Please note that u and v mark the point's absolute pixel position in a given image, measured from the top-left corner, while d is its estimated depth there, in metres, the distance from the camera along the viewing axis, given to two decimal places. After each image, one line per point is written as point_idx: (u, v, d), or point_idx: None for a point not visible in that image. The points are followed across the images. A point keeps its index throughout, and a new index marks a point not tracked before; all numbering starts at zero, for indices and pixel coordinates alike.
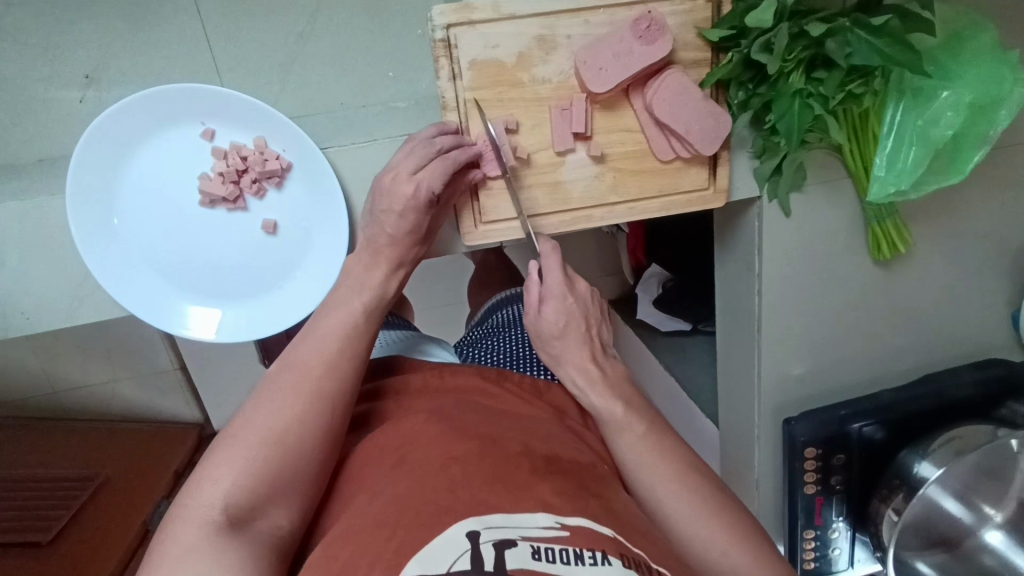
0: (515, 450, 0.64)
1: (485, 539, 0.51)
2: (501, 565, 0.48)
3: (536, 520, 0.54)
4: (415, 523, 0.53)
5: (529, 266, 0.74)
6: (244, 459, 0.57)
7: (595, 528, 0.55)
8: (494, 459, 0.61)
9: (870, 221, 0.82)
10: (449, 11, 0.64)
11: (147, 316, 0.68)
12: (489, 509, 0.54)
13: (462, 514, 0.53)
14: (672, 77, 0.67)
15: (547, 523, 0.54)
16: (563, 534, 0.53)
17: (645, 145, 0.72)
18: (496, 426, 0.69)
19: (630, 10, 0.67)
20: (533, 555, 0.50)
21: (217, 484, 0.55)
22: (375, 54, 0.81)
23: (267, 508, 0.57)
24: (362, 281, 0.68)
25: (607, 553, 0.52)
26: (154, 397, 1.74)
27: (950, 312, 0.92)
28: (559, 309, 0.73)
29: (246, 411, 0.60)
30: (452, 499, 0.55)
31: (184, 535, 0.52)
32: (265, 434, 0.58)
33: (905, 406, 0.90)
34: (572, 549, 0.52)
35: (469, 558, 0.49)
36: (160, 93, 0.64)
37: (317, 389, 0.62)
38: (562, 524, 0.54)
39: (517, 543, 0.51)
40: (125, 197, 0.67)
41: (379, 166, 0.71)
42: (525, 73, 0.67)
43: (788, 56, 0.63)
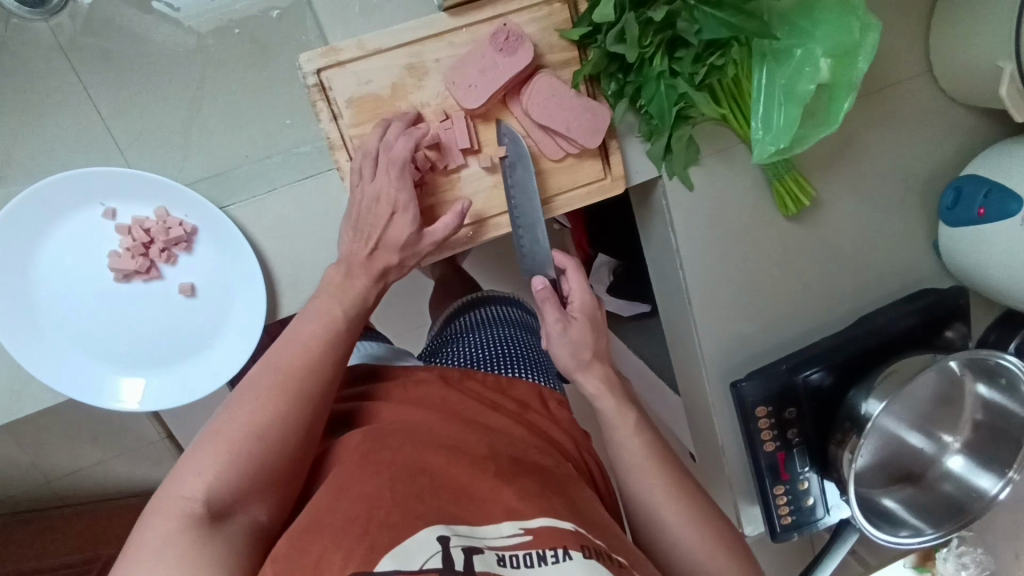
0: (482, 457, 0.64)
1: (455, 543, 0.52)
2: (470, 566, 0.50)
3: (499, 531, 0.56)
4: (384, 523, 0.53)
5: (535, 282, 0.71)
6: (224, 453, 0.56)
7: (558, 525, 0.56)
8: (460, 468, 0.62)
9: (772, 180, 0.84)
10: (316, 57, 0.67)
11: (77, 396, 0.69)
12: (456, 519, 0.55)
13: (431, 516, 0.54)
14: (542, 81, 0.70)
15: (510, 532, 0.56)
16: (526, 538, 0.55)
17: (535, 148, 0.75)
18: (458, 431, 0.68)
19: (491, 24, 0.69)
20: (499, 561, 0.52)
21: (199, 477, 0.54)
22: (269, 106, 0.83)
23: (245, 504, 0.56)
24: (344, 289, 0.68)
25: (569, 549, 0.54)
26: (147, 469, 1.75)
27: (875, 251, 0.95)
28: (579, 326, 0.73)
29: (229, 408, 0.59)
30: (421, 502, 0.56)
31: (157, 526, 0.51)
32: (248, 430, 0.58)
33: (848, 349, 0.93)
34: (536, 553, 0.54)
35: (441, 559, 0.50)
36: (55, 182, 0.67)
37: (297, 386, 0.61)
38: (525, 529, 0.56)
39: (484, 549, 0.52)
40: (39, 286, 0.69)
41: (285, 214, 0.74)
42: (403, 101, 0.70)
43: (644, 42, 0.66)
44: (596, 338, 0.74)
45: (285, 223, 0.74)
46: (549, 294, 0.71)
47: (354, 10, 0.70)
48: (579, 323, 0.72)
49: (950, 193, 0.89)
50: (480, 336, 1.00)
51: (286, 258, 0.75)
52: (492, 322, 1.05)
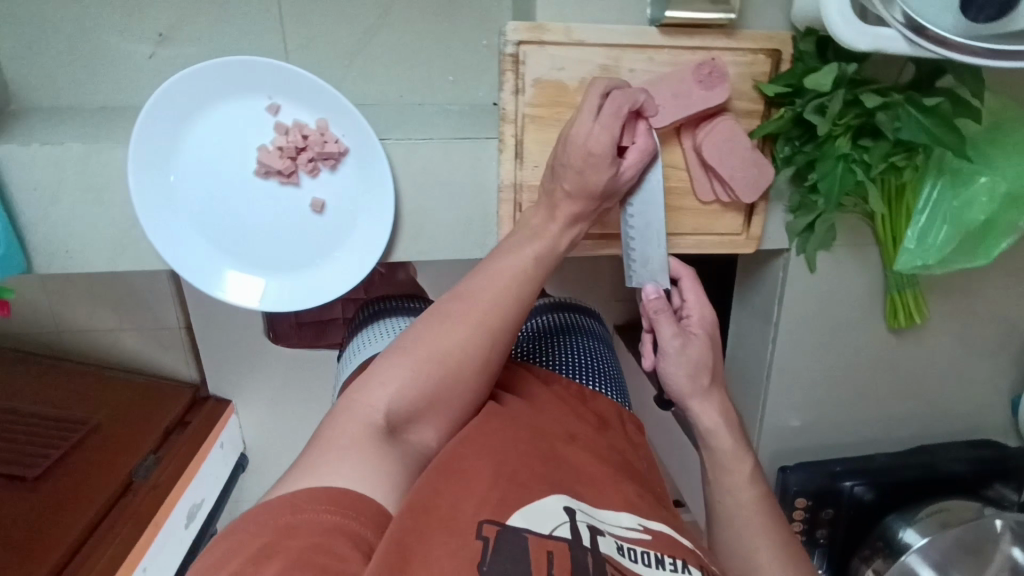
0: (599, 455, 0.63)
1: (581, 519, 0.51)
2: (596, 545, 0.48)
3: (620, 519, 0.55)
4: (520, 481, 0.52)
5: (648, 292, 0.71)
6: (409, 368, 0.56)
7: (673, 538, 0.56)
8: (576, 452, 0.60)
9: (891, 289, 0.84)
10: (522, 29, 0.67)
11: (184, 271, 0.70)
12: (580, 496, 0.54)
13: (560, 491, 0.53)
14: (724, 123, 0.69)
15: (630, 524, 0.55)
16: (645, 537, 0.54)
17: (688, 184, 0.75)
18: (573, 424, 0.67)
19: (693, 54, 0.69)
20: (620, 548, 0.50)
21: (384, 387, 0.55)
22: (439, 56, 0.83)
23: (415, 424, 0.56)
24: (541, 231, 0.65)
25: (686, 563, 0.53)
26: (155, 352, 1.76)
27: (955, 388, 0.95)
28: (697, 343, 0.71)
29: (416, 329, 0.59)
30: (550, 475, 0.54)
31: (344, 428, 0.52)
32: (434, 352, 0.57)
33: (900, 474, 0.93)
34: (653, 553, 0.53)
35: (569, 530, 0.49)
36: (237, 63, 0.67)
37: (479, 332, 0.59)
38: (643, 528, 0.55)
39: (605, 533, 0.51)
40: (183, 156, 0.69)
41: (433, 164, 0.73)
42: (585, 98, 0.70)
43: (839, 120, 0.66)
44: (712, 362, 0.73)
45: (430, 173, 0.74)
46: (664, 307, 0.70)
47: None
48: (697, 339, 0.72)
49: None
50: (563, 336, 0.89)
51: (418, 208, 0.75)
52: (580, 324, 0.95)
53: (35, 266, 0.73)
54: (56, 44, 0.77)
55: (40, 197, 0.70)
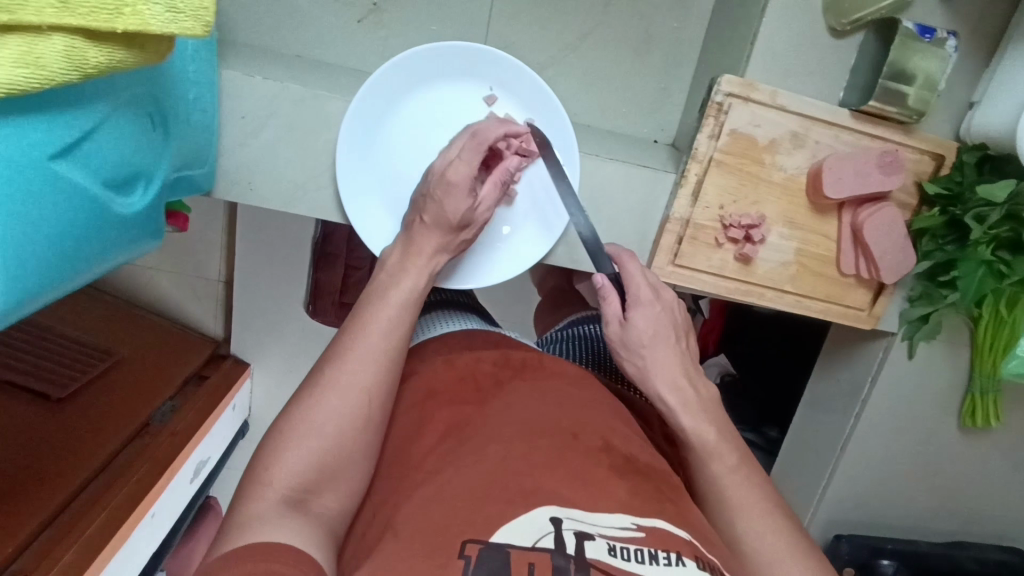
0: (594, 445, 0.56)
1: (568, 527, 0.45)
2: (581, 555, 0.43)
3: (608, 520, 0.47)
4: (497, 499, 0.48)
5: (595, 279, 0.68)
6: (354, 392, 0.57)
7: (673, 530, 0.49)
8: (570, 452, 0.54)
9: (975, 390, 0.91)
10: (735, 83, 0.73)
11: (357, 221, 0.74)
12: (562, 496, 0.49)
13: (533, 497, 0.48)
14: (888, 208, 0.76)
15: (621, 525, 0.47)
16: (639, 535, 0.47)
17: (833, 255, 0.81)
18: (575, 412, 0.60)
19: (872, 142, 0.77)
20: (609, 551, 0.44)
21: (323, 420, 0.55)
22: (618, 87, 0.88)
23: (328, 487, 0.54)
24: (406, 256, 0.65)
25: (684, 555, 0.46)
26: (186, 300, 1.73)
27: (1002, 494, 1.01)
28: (650, 316, 0.67)
29: (344, 339, 0.60)
30: (529, 481, 0.50)
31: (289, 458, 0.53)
32: (370, 368, 0.58)
33: (935, 559, 1.00)
34: (648, 550, 0.45)
35: (551, 541, 0.44)
36: (479, 51, 0.72)
37: (383, 371, 0.58)
38: (638, 524, 0.48)
39: (594, 538, 0.45)
40: (398, 119, 0.73)
41: (610, 183, 0.79)
42: (769, 156, 0.76)
43: (992, 231, 0.74)
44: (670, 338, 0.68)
45: (605, 190, 0.79)
46: (608, 286, 0.68)
47: (779, 65, 0.74)
48: (637, 318, 0.66)
49: None
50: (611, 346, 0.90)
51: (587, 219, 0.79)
52: None
53: (214, 190, 0.74)
54: None
55: (245, 126, 0.72)
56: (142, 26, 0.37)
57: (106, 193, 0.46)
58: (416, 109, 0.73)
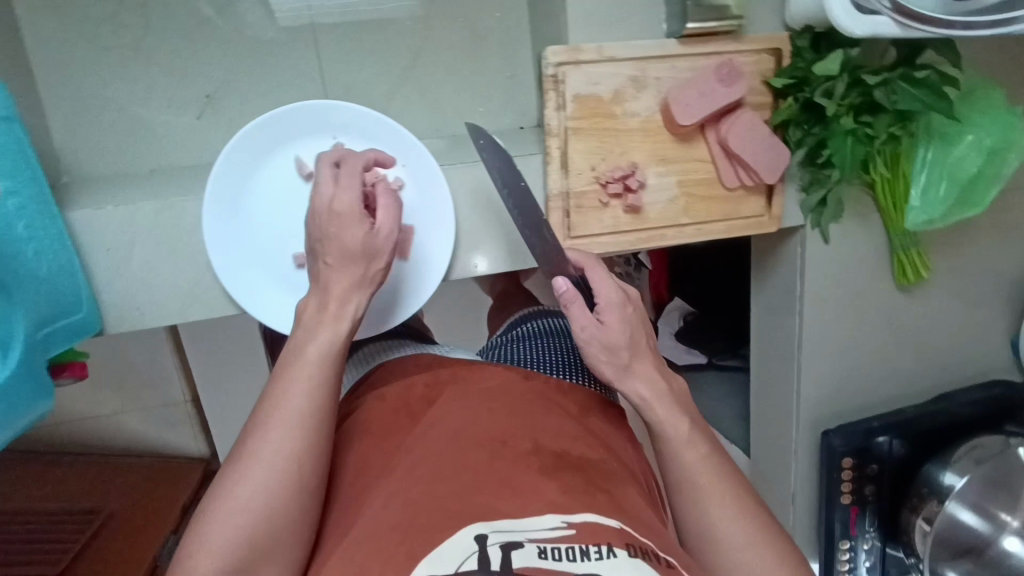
0: (523, 451, 0.62)
1: (494, 542, 0.51)
2: (508, 565, 0.49)
3: (542, 523, 0.53)
4: (433, 526, 0.53)
5: (557, 281, 0.68)
6: (294, 449, 0.57)
7: (604, 521, 0.55)
8: (502, 463, 0.60)
9: (897, 251, 0.93)
10: (560, 52, 0.74)
11: (249, 306, 0.74)
12: (496, 514, 0.54)
13: (470, 519, 0.53)
14: (745, 115, 0.78)
15: (553, 525, 0.53)
16: (571, 532, 0.53)
17: (714, 175, 0.83)
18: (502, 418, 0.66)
19: (709, 59, 0.78)
20: (541, 554, 0.50)
21: (259, 485, 0.55)
22: (467, 91, 0.89)
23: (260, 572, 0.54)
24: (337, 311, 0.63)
25: (614, 545, 0.52)
26: (161, 429, 1.69)
27: (960, 337, 1.04)
28: (623, 321, 0.68)
29: (275, 395, 0.59)
30: (461, 505, 0.55)
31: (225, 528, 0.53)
32: (302, 423, 0.58)
33: (923, 421, 1.01)
34: (579, 547, 0.51)
35: (477, 560, 0.49)
36: (308, 106, 0.70)
37: (319, 421, 0.59)
38: (569, 523, 0.54)
39: (524, 544, 0.51)
40: (255, 197, 0.72)
41: (483, 183, 0.79)
42: (618, 107, 0.78)
43: (844, 101, 0.75)
44: (633, 338, 0.68)
45: (480, 191, 0.79)
46: (574, 296, 0.67)
47: (595, 19, 0.75)
48: (610, 326, 0.68)
49: None
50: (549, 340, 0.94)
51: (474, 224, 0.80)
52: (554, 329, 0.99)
53: (107, 327, 0.74)
54: (109, 113, 0.81)
55: (113, 257, 0.72)
56: None
57: None
58: (268, 181, 0.73)
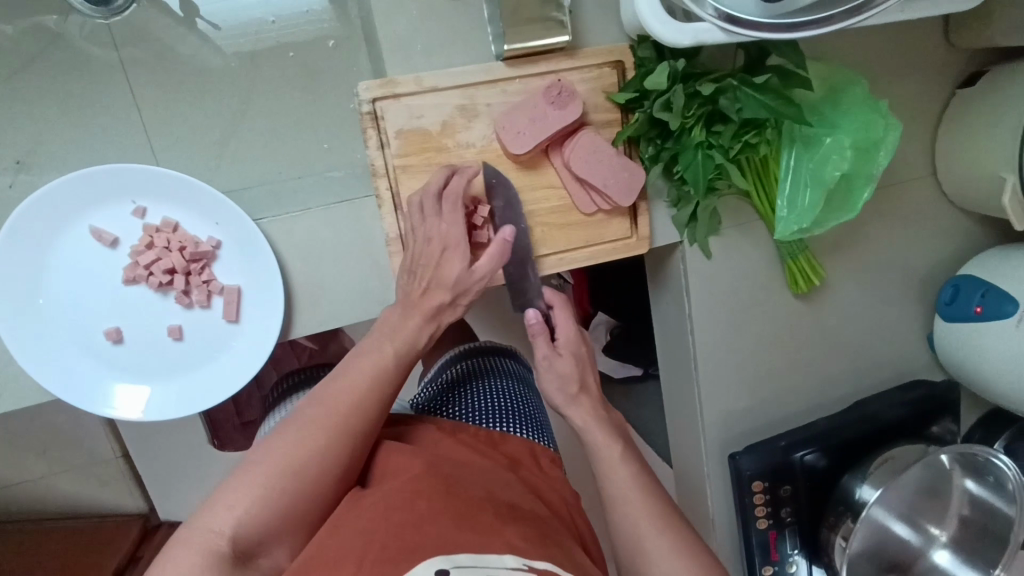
0: (481, 495, 0.60)
1: None
2: None
3: (502, 562, 0.51)
4: (385, 558, 0.50)
5: (528, 316, 0.76)
6: (267, 478, 0.56)
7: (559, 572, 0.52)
8: (460, 502, 0.58)
9: (785, 258, 0.87)
10: (374, 86, 0.69)
11: (62, 391, 0.67)
12: (457, 547, 0.51)
13: (427, 551, 0.50)
14: (586, 136, 0.72)
15: (514, 565, 0.51)
16: None
17: (568, 201, 0.77)
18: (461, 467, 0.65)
19: (542, 80, 0.72)
20: None
21: (229, 510, 0.55)
22: (309, 130, 0.84)
23: None
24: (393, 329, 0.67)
25: None
26: (94, 489, 1.62)
27: (872, 340, 0.99)
28: (564, 360, 0.75)
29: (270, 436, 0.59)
30: (420, 537, 0.52)
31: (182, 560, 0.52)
32: (285, 463, 0.57)
33: (842, 433, 0.95)
34: None
35: None
36: (96, 173, 0.66)
37: (316, 455, 0.58)
38: (528, 565, 0.52)
39: None
40: (52, 275, 0.67)
41: (315, 233, 0.74)
42: (450, 139, 0.72)
43: (688, 112, 0.70)
44: (584, 374, 0.76)
45: (312, 242, 0.74)
46: (540, 327, 0.75)
47: (415, 48, 0.70)
48: (564, 359, 0.75)
49: (948, 290, 0.93)
50: (483, 383, 0.91)
51: (310, 277, 0.75)
52: (492, 367, 0.97)
53: None
54: None
55: None
56: None
57: None
58: (64, 257, 0.68)
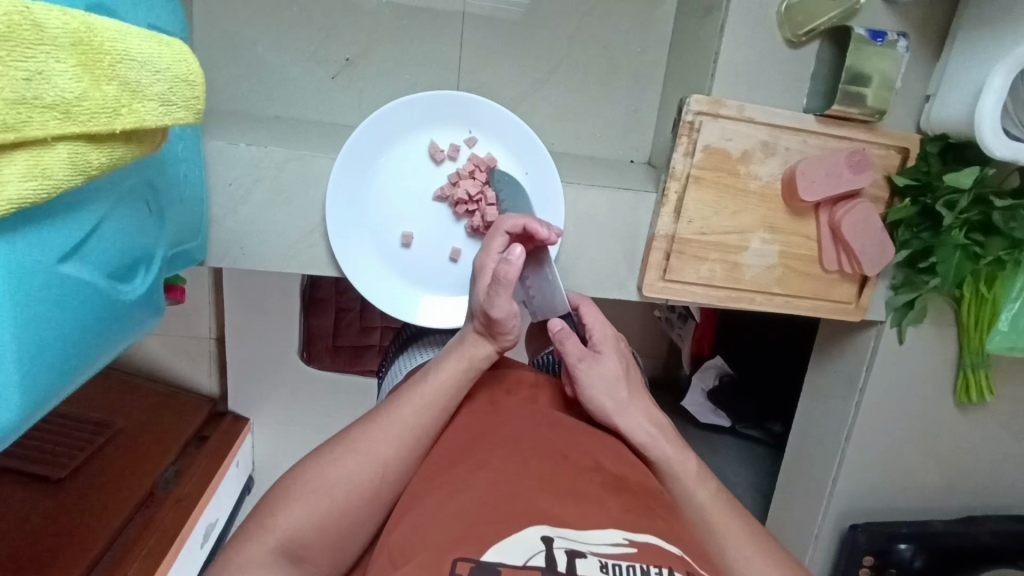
0: (588, 464, 0.57)
1: (559, 545, 0.45)
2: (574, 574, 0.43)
3: (603, 536, 0.48)
4: (498, 519, 0.48)
5: (553, 324, 0.72)
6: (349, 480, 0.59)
7: (663, 545, 0.48)
8: (564, 475, 0.54)
9: (966, 366, 0.93)
10: (703, 102, 0.76)
11: (352, 273, 0.74)
12: (558, 515, 0.49)
13: (532, 517, 0.48)
14: (863, 204, 0.79)
15: (614, 540, 0.47)
16: (631, 550, 0.46)
17: (816, 253, 0.84)
18: (565, 435, 0.62)
19: (840, 143, 0.80)
20: (603, 569, 0.44)
21: (303, 506, 0.57)
22: (592, 117, 0.92)
23: None
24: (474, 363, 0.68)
25: (675, 570, 0.45)
26: (180, 362, 1.58)
27: (1004, 466, 1.04)
28: (615, 357, 0.72)
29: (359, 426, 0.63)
30: (526, 508, 0.49)
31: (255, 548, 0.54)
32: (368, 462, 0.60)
33: (953, 539, 1.00)
34: (639, 566, 0.45)
35: (543, 561, 0.44)
36: (456, 96, 0.74)
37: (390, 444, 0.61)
38: (629, 540, 0.47)
39: (586, 555, 0.45)
40: (383, 172, 0.75)
41: (595, 209, 0.81)
42: (743, 167, 0.79)
43: (963, 215, 0.77)
44: (625, 371, 0.72)
45: (590, 214, 0.81)
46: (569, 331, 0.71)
47: (741, 80, 0.78)
48: (607, 357, 0.71)
49: None
50: None
51: (577, 244, 0.82)
52: None
53: (207, 258, 0.75)
54: (251, 55, 0.84)
55: (233, 193, 0.73)
56: (140, 123, 0.39)
57: (111, 285, 0.47)
58: (399, 159, 0.75)
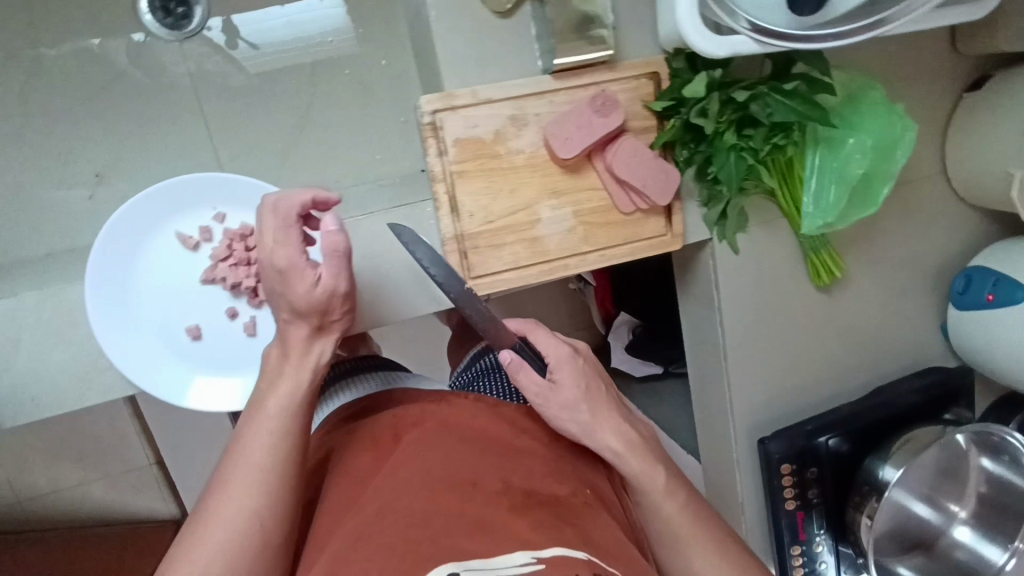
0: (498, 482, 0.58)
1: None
2: None
3: (511, 560, 0.49)
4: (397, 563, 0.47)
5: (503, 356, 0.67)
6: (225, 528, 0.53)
7: (570, 554, 0.51)
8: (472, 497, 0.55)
9: (808, 252, 0.93)
10: (434, 100, 0.74)
11: (149, 387, 0.71)
12: (464, 546, 0.49)
13: (434, 554, 0.48)
14: (626, 141, 0.78)
15: (522, 561, 0.49)
16: (539, 567, 0.48)
17: (609, 201, 0.83)
18: (475, 452, 0.61)
19: (586, 90, 0.78)
20: None
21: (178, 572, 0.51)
22: (365, 141, 0.90)
23: None
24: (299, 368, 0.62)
25: None
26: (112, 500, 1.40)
27: (888, 329, 1.05)
28: (570, 375, 0.67)
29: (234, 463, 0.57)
30: (430, 545, 0.49)
31: None
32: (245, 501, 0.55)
33: (864, 416, 1.01)
34: None
35: None
36: (186, 180, 0.72)
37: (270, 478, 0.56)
38: (537, 558, 0.49)
39: None
40: (142, 278, 0.73)
41: (378, 236, 0.79)
42: (502, 146, 0.78)
43: (721, 118, 0.76)
44: (585, 386, 0.68)
45: (374, 242, 0.78)
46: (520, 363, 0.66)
47: (469, 64, 0.76)
48: (565, 384, 0.67)
49: (961, 281, 0.99)
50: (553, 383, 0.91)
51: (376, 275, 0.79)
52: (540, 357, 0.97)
53: (1, 420, 0.72)
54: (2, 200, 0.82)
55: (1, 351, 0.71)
56: None
57: None
58: (154, 260, 0.73)
